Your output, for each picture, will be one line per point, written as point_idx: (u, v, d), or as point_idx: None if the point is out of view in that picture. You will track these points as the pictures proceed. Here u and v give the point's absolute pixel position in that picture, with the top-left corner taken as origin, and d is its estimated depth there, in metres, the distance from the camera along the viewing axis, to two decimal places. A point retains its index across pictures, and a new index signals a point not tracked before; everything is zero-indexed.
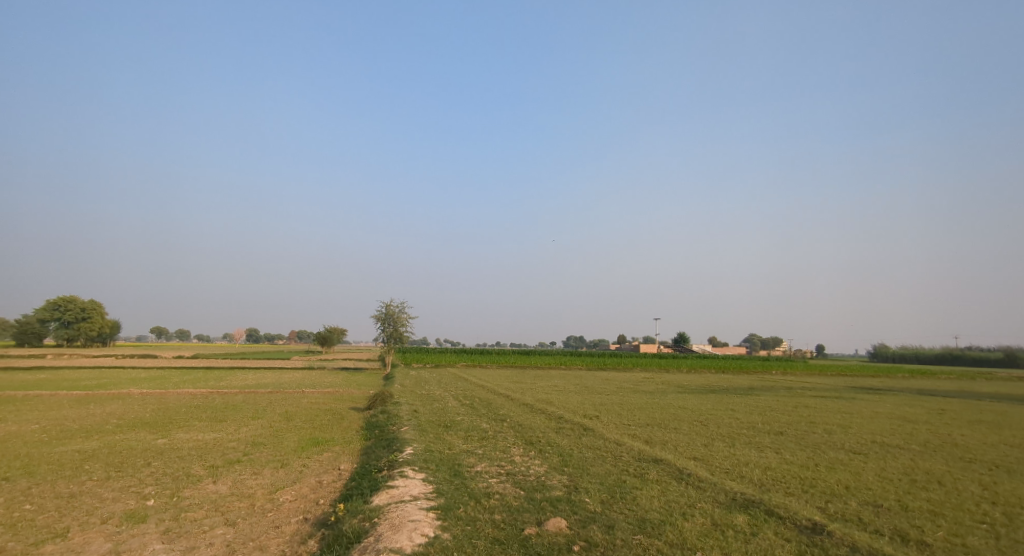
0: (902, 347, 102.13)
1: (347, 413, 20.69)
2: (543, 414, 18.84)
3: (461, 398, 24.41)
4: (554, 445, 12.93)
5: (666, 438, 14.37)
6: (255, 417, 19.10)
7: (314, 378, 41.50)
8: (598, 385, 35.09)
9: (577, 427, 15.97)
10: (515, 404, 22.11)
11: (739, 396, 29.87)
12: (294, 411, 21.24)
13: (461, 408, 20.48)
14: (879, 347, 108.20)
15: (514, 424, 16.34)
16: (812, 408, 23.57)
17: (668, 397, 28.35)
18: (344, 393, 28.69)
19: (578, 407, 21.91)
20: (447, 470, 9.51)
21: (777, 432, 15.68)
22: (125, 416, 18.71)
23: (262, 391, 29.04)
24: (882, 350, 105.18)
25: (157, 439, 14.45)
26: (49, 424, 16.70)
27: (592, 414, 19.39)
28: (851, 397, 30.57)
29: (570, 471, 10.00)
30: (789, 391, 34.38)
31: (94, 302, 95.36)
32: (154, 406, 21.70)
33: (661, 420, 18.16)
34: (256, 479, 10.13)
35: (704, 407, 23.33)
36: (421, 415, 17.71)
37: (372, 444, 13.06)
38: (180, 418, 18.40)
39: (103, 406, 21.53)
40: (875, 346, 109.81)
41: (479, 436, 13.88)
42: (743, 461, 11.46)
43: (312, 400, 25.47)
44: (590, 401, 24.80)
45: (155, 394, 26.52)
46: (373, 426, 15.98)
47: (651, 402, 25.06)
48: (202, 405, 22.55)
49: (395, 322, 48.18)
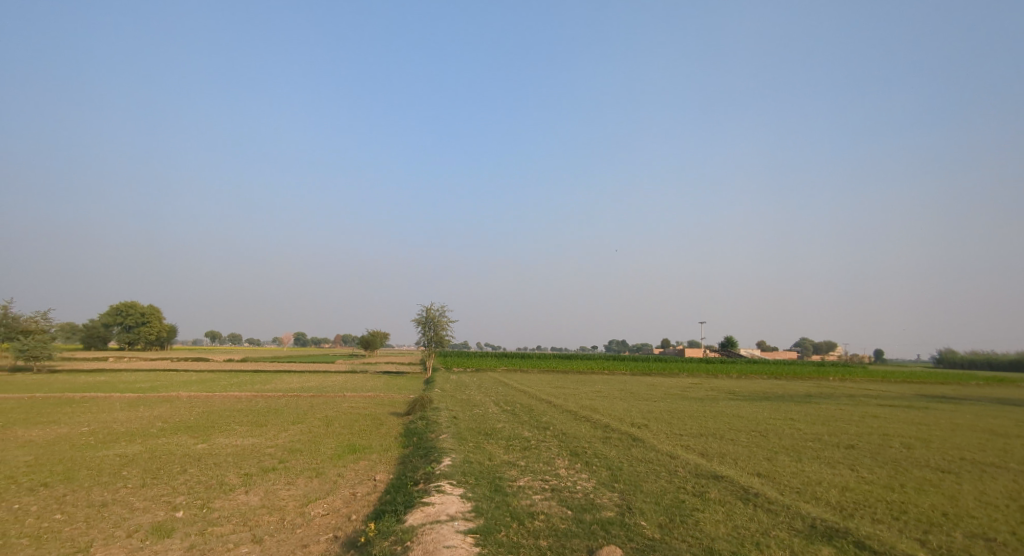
0: (972, 353, 95.51)
1: (386, 418, 20.33)
2: (588, 422, 17.93)
3: (503, 403, 23.74)
4: (602, 457, 12.05)
5: (723, 451, 13.26)
6: (295, 421, 18.95)
7: (357, 381, 41.70)
8: (643, 391, 33.77)
9: (625, 436, 15.04)
10: (558, 411, 21.27)
11: (798, 404, 28.07)
12: (335, 415, 21.03)
13: (502, 414, 19.79)
14: (945, 352, 101.63)
15: (557, 433, 15.52)
16: (882, 419, 21.73)
17: (719, 404, 26.88)
18: (385, 397, 28.50)
19: (624, 414, 20.86)
20: (487, 485, 8.81)
21: (847, 447, 14.29)
22: (170, 419, 18.86)
23: (305, 395, 29.10)
24: (949, 355, 98.71)
25: (197, 444, 14.32)
26: (98, 426, 16.95)
27: (641, 422, 18.36)
28: (922, 407, 28.25)
29: (621, 488, 9.12)
30: (851, 399, 32.19)
31: (152, 307, 99.76)
32: (199, 409, 21.89)
33: (715, 430, 16.98)
34: (289, 489, 9.70)
35: (761, 415, 21.87)
36: (460, 421, 17.11)
37: (409, 454, 12.50)
38: (222, 422, 18.42)
39: (151, 409, 21.88)
40: (941, 351, 103.12)
41: (520, 445, 13.15)
42: (815, 479, 10.29)
43: (352, 404, 25.31)
44: (637, 408, 23.67)
45: (203, 397, 26.96)
46: (411, 434, 15.46)
47: (703, 409, 23.76)
48: (245, 408, 22.66)
49: (435, 326, 48.10)
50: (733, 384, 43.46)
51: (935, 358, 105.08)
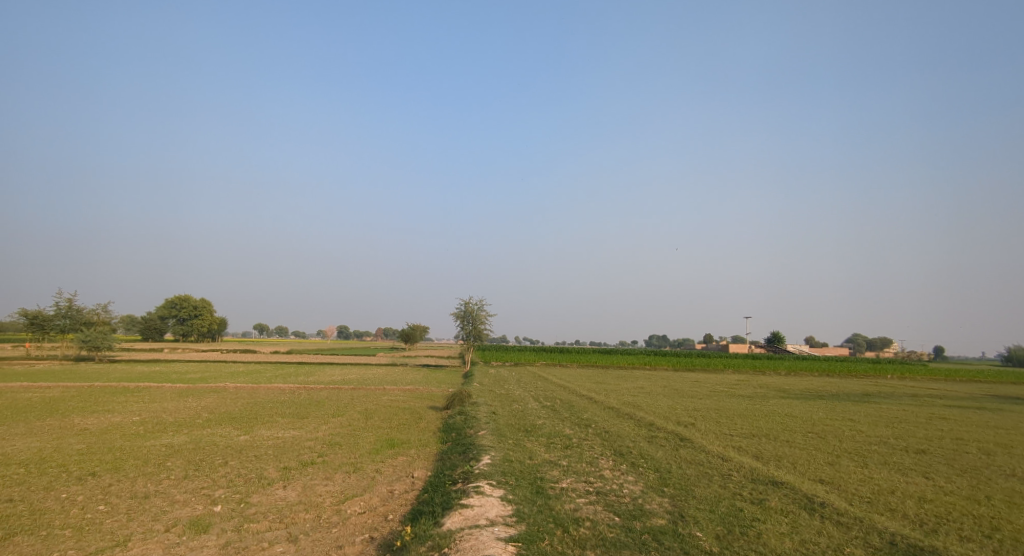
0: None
1: (425, 412, 20.19)
2: (632, 420, 17.29)
3: (542, 399, 23.30)
4: (649, 458, 11.44)
5: (779, 453, 12.43)
6: (336, 414, 19.01)
7: (397, 374, 42.07)
8: (687, 387, 32.74)
9: (671, 435, 14.35)
10: (600, 407, 20.66)
11: (856, 404, 26.57)
12: (374, 408, 21.04)
13: (543, 410, 19.34)
14: (1013, 349, 95.41)
15: (600, 431, 14.96)
16: (951, 421, 20.23)
17: (770, 402, 25.70)
18: (424, 391, 28.48)
19: (669, 412, 20.09)
20: (528, 486, 8.37)
21: (917, 453, 13.21)
22: (217, 410, 19.23)
23: (346, 387, 29.40)
24: (1017, 353, 92.62)
25: (239, 436, 14.43)
26: (148, 416, 17.37)
27: (687, 421, 17.59)
28: (994, 409, 26.30)
29: (671, 493, 8.54)
30: (913, 399, 30.32)
31: (205, 300, 103.86)
32: (245, 400, 22.33)
33: (769, 431, 16.06)
34: (326, 485, 9.51)
35: (816, 415, 20.71)
36: (500, 417, 16.75)
37: (448, 450, 12.19)
38: (266, 413, 18.67)
39: (199, 399, 22.45)
40: (1007, 347, 96.97)
41: (562, 443, 12.68)
42: (886, 489, 9.44)
43: (392, 397, 25.40)
44: (682, 405, 22.81)
45: (248, 388, 27.56)
46: (450, 429, 15.19)
47: (753, 408, 22.71)
48: (288, 400, 22.97)
49: (474, 320, 48.04)
50: (782, 381, 41.75)
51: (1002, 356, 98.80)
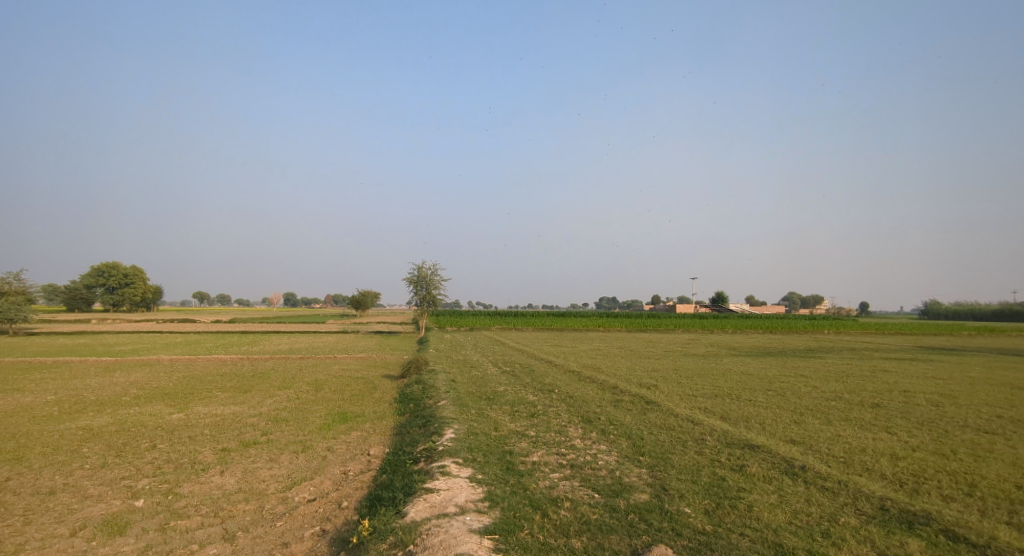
0: (957, 304, 96.45)
1: (380, 381, 19.27)
2: (595, 384, 16.93)
3: (501, 364, 22.73)
4: (619, 424, 11.01)
5: (746, 413, 12.27)
6: (282, 386, 17.79)
7: (348, 342, 40.70)
8: (643, 348, 33.14)
9: (637, 399, 14.01)
10: (560, 371, 20.29)
11: (802, 359, 27.42)
12: (325, 379, 19.89)
13: (503, 376, 18.78)
14: (931, 304, 102.74)
15: (564, 396, 14.47)
16: (895, 373, 21.05)
17: (724, 361, 26.12)
18: (377, 359, 27.44)
19: (630, 374, 19.97)
20: (497, 463, 7.66)
21: (873, 407, 13.42)
22: (147, 386, 17.59)
23: (293, 357, 27.98)
24: (935, 307, 99.45)
25: (172, 414, 13.05)
26: (66, 395, 15.63)
27: (650, 383, 17.37)
28: (927, 359, 27.81)
29: (649, 463, 8.03)
30: (854, 353, 31.75)
31: (136, 268, 97.49)
32: (180, 374, 20.67)
33: (730, 390, 16.03)
34: (270, 469, 8.50)
35: (769, 372, 21.03)
36: (459, 385, 16.01)
37: (407, 424, 11.33)
38: (204, 388, 17.21)
39: (128, 374, 20.61)
40: (927, 302, 104.29)
41: (527, 412, 12.07)
42: (858, 446, 9.26)
43: (343, 366, 24.28)
44: (641, 366, 22.81)
45: (184, 361, 25.74)
46: (408, 399, 14.32)
47: (709, 367, 22.95)
48: (229, 372, 21.42)
49: (427, 285, 46.87)
50: (728, 339, 43.05)
51: (922, 311, 106.09)
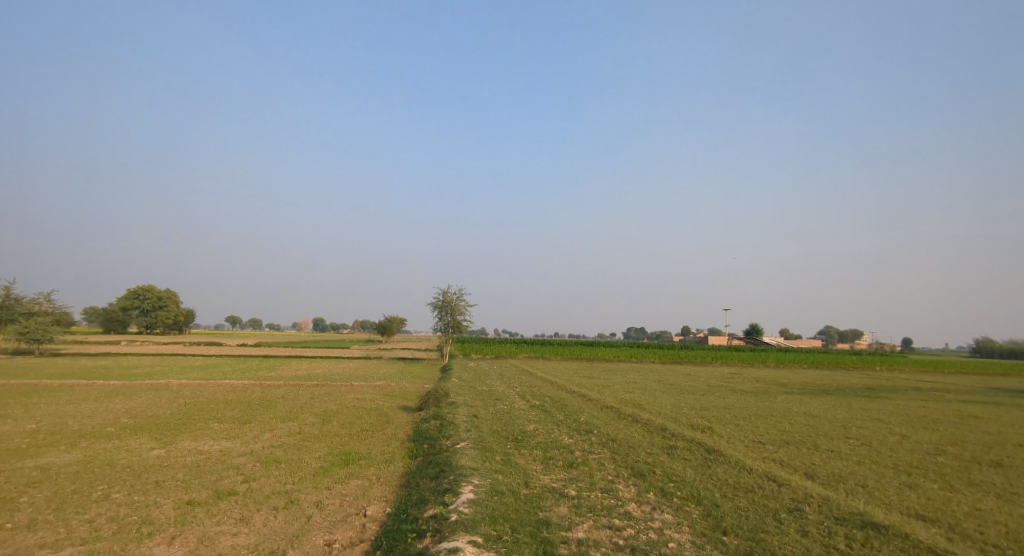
0: (1013, 342, 90.15)
1: (394, 414, 17.31)
2: (640, 425, 14.62)
3: (529, 397, 20.53)
4: (683, 483, 8.74)
5: (838, 470, 9.83)
6: (286, 418, 15.98)
7: (369, 368, 38.97)
8: (683, 382, 30.50)
9: (694, 446, 11.68)
10: (596, 407, 18.02)
11: (867, 399, 24.40)
12: (336, 410, 18.02)
13: (532, 412, 16.60)
14: (985, 341, 96.32)
15: (606, 441, 12.21)
16: (988, 420, 18.04)
17: (778, 399, 23.33)
18: (396, 387, 25.52)
19: (676, 412, 17.56)
20: (531, 544, 5.58)
21: (992, 466, 10.81)
22: (142, 414, 15.99)
23: (308, 383, 26.27)
24: (986, 343, 93.23)
25: (151, 451, 11.29)
26: (48, 424, 14.10)
27: (703, 425, 14.95)
28: (1012, 404, 24.44)
29: (738, 548, 5.84)
30: (923, 394, 28.38)
31: (170, 291, 98.56)
32: (183, 401, 19.06)
33: (802, 436, 13.51)
34: (234, 536, 6.58)
35: (837, 415, 18.30)
36: (482, 421, 13.91)
37: (418, 472, 9.29)
38: (202, 417, 15.51)
39: (128, 400, 19.11)
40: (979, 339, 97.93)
41: (564, 461, 9.94)
42: (1017, 528, 6.84)
43: (358, 395, 22.42)
44: (687, 403, 20.33)
45: (195, 385, 24.30)
46: (423, 438, 12.27)
47: (763, 406, 20.32)
48: (235, 400, 19.76)
49: (453, 311, 45.13)
50: (773, 374, 39.82)
51: (972, 349, 99.65)
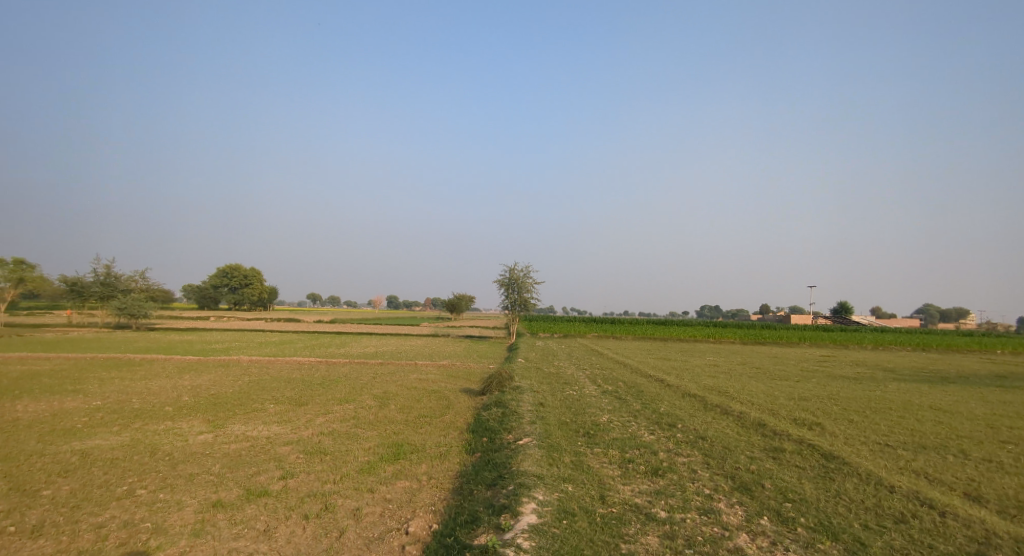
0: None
1: (455, 398, 16.23)
2: (732, 418, 12.63)
3: (601, 381, 18.83)
4: (805, 504, 6.87)
5: (1012, 492, 7.58)
6: (344, 400, 15.26)
7: (436, 346, 38.59)
8: (772, 366, 27.68)
9: (806, 449, 9.65)
10: (677, 395, 16.10)
11: (1000, 390, 20.91)
12: (395, 392, 17.19)
13: (605, 399, 14.95)
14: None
15: (694, 439, 10.42)
16: None
17: (891, 388, 20.31)
18: (461, 368, 24.60)
19: (772, 403, 15.32)
20: None
21: None
22: (204, 392, 15.75)
23: (373, 362, 25.87)
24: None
25: (198, 435, 10.70)
26: (112, 401, 14.02)
27: (808, 420, 12.76)
28: None
29: None
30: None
31: (255, 270, 103.75)
32: (249, 378, 18.90)
33: (941, 439, 11.08)
34: None
35: (973, 410, 15.41)
36: (549, 411, 12.45)
37: (473, 476, 7.97)
38: (259, 398, 15.03)
39: (197, 376, 19.18)
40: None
41: (647, 467, 8.30)
42: None
43: (421, 375, 21.61)
44: (782, 392, 17.92)
45: (264, 362, 24.41)
46: (483, 430, 10.95)
47: (875, 397, 17.58)
48: (297, 378, 19.42)
49: (519, 288, 43.89)
50: (874, 358, 35.87)
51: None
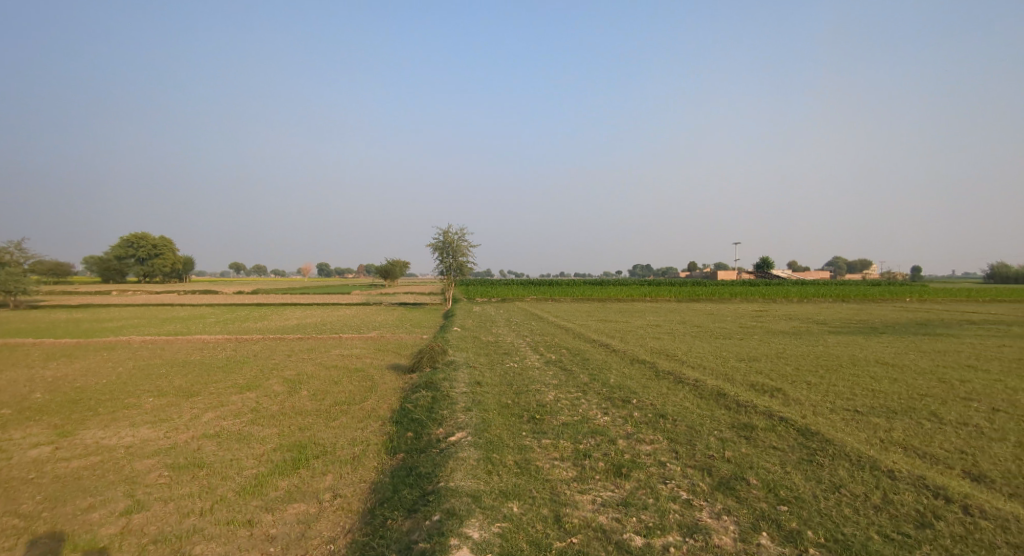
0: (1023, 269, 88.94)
1: (380, 378, 14.25)
2: (688, 388, 11.44)
3: (543, 349, 17.34)
4: (804, 507, 5.55)
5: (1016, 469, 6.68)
6: (246, 387, 12.85)
7: (366, 316, 36.05)
8: (712, 324, 27.43)
9: (779, 425, 8.48)
10: (625, 363, 14.89)
11: (929, 339, 21.26)
12: (312, 373, 14.97)
13: (550, 371, 13.45)
14: (997, 268, 93.93)
15: (654, 418, 9.06)
16: None
17: (831, 342, 20.19)
18: (391, 340, 22.51)
19: (724, 366, 14.38)
20: None
21: None
22: (67, 385, 12.85)
23: (291, 337, 23.23)
24: (1000, 271, 91.96)
25: (32, 449, 8.16)
26: None
27: (767, 385, 11.82)
28: None
29: None
30: (982, 328, 25.27)
31: (165, 239, 95.17)
32: (134, 363, 15.94)
33: (907, 401, 10.29)
34: None
35: (918, 363, 15.15)
36: (487, 391, 10.75)
37: (390, 494, 6.15)
38: (138, 389, 12.33)
39: (66, 364, 15.96)
40: (991, 266, 95.32)
41: (609, 466, 6.74)
42: None
43: (345, 351, 19.36)
44: (729, 352, 17.16)
45: (159, 342, 21.16)
46: (408, 423, 9.12)
47: (821, 353, 17.19)
48: (195, 361, 16.64)
49: (454, 252, 41.75)
50: (802, 310, 36.86)
51: (985, 277, 97.43)
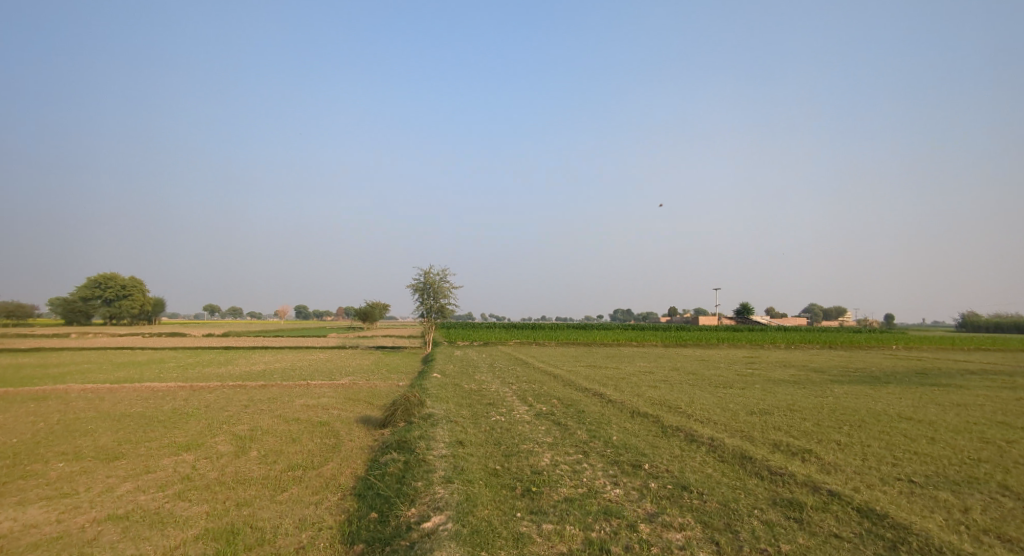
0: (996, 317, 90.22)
1: (347, 434, 12.35)
2: (705, 449, 9.81)
3: (532, 399, 15.60)
4: None
5: None
6: (185, 447, 10.87)
7: (340, 361, 33.88)
8: (707, 371, 25.97)
9: (833, 503, 6.87)
10: (625, 416, 13.21)
11: (939, 390, 19.98)
12: (267, 428, 13.00)
13: (542, 427, 11.72)
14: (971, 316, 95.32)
15: (677, 491, 7.39)
16: None
17: (839, 392, 18.78)
18: (364, 388, 20.54)
19: (736, 421, 12.78)
20: None
21: None
22: None
23: (253, 384, 21.13)
24: (974, 319, 93.28)
25: None
26: None
27: (792, 445, 10.25)
28: None
29: None
30: (985, 378, 24.20)
31: (136, 279, 92.03)
32: (60, 417, 13.78)
33: (962, 467, 8.81)
34: None
35: (945, 418, 13.75)
36: (471, 454, 8.99)
37: None
38: (52, 451, 10.30)
39: None
40: (965, 315, 96.65)
41: None
42: None
43: (311, 400, 17.38)
44: (735, 404, 15.61)
45: (102, 390, 18.92)
46: (372, 499, 7.30)
47: (834, 406, 15.71)
48: (134, 414, 14.52)
49: (436, 293, 40.16)
50: (795, 357, 35.73)
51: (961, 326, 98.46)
